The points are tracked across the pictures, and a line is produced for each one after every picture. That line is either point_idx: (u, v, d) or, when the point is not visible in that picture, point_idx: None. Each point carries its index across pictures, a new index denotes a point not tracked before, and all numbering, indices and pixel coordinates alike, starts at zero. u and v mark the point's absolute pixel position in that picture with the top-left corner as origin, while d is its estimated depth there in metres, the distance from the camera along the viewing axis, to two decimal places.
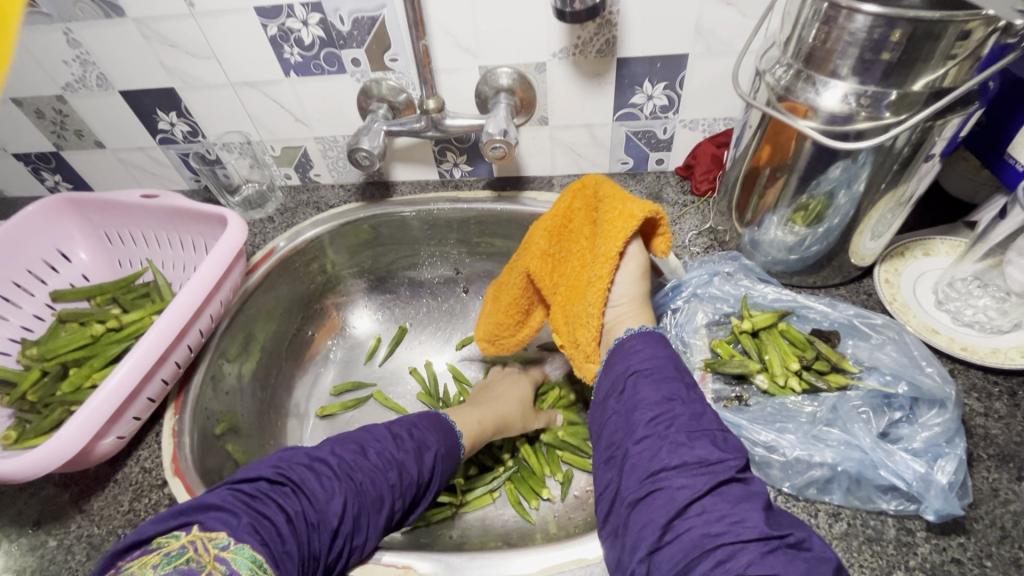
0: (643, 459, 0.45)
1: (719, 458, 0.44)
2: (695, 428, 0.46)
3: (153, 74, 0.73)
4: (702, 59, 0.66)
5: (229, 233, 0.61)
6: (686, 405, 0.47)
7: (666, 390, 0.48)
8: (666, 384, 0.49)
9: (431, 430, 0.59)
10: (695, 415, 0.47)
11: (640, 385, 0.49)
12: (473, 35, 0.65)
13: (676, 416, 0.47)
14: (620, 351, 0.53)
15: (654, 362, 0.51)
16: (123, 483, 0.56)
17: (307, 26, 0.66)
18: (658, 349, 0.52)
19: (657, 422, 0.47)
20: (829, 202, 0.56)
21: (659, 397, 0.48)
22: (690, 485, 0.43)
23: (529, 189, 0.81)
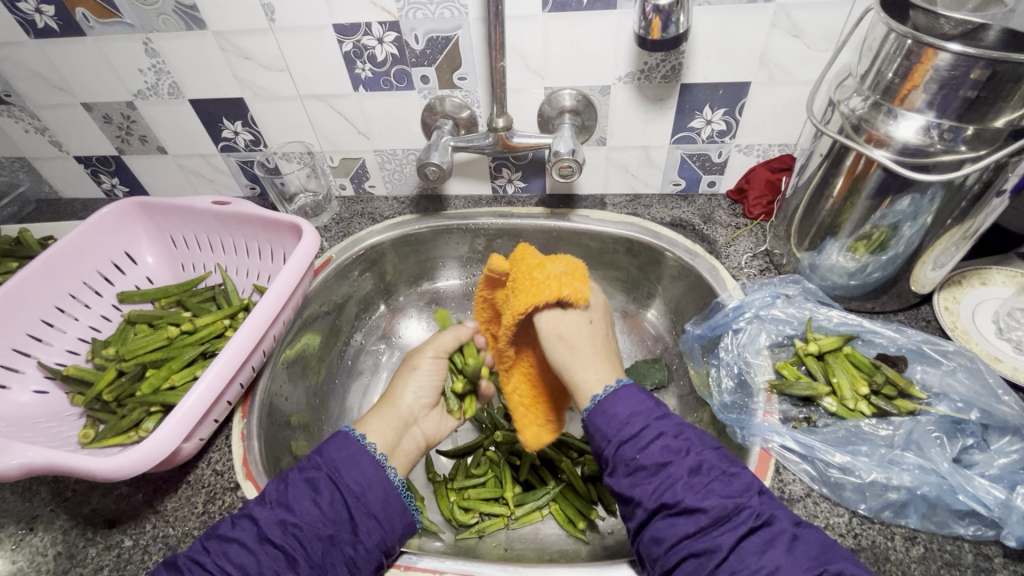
0: (664, 530, 0.44)
1: (735, 508, 0.43)
2: (700, 485, 0.44)
3: (225, 84, 0.75)
4: (764, 88, 0.68)
5: (304, 243, 0.63)
6: (682, 463, 0.45)
7: (661, 451, 0.46)
8: (652, 446, 0.47)
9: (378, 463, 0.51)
10: (696, 467, 0.45)
11: (630, 457, 0.47)
12: (543, 58, 0.68)
13: (676, 478, 0.45)
14: (595, 424, 0.50)
15: (633, 425, 0.48)
16: (196, 485, 0.56)
17: (382, 43, 0.68)
18: (629, 407, 0.49)
19: (665, 493, 0.44)
20: (894, 233, 0.57)
21: (655, 464, 0.46)
22: (715, 547, 0.42)
23: (581, 207, 0.83)
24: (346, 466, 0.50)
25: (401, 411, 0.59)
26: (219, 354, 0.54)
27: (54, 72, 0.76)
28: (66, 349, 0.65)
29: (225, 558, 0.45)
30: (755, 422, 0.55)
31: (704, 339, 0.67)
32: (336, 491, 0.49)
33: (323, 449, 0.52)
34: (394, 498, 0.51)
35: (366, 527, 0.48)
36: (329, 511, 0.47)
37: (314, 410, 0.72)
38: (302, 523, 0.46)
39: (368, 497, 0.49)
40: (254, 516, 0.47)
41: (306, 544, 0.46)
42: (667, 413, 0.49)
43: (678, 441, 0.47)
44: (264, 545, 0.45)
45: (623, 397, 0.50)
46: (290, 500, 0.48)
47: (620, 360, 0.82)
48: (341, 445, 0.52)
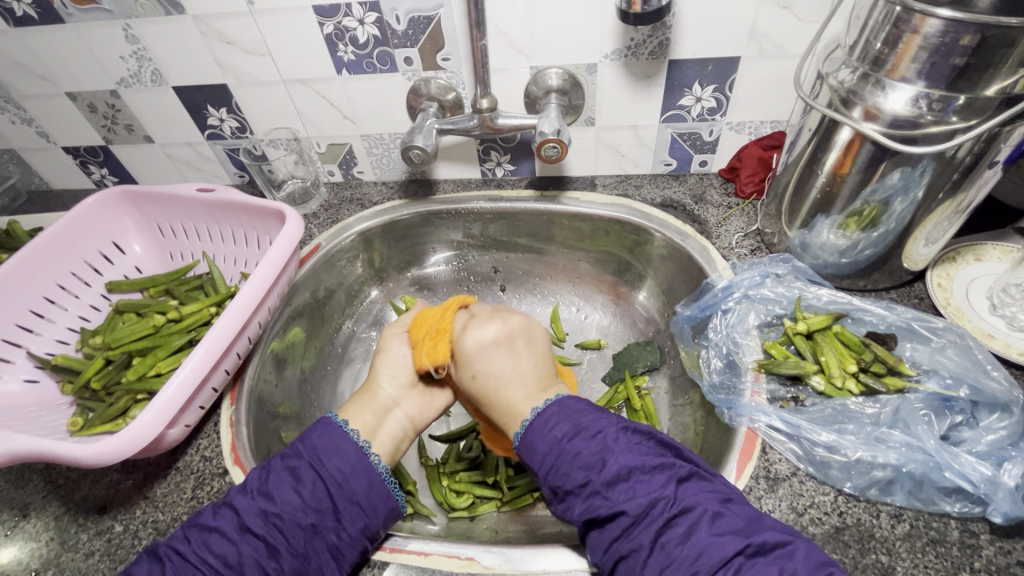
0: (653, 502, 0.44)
1: (650, 505, 0.42)
2: (619, 495, 0.44)
3: (207, 70, 0.74)
4: (754, 63, 0.66)
5: (287, 229, 0.63)
6: (599, 474, 0.45)
7: (579, 471, 0.46)
8: (569, 467, 0.46)
9: (354, 451, 0.51)
10: (614, 478, 0.44)
11: (555, 479, 0.47)
12: (527, 36, 0.66)
13: (596, 493, 0.45)
14: (526, 449, 0.50)
15: (549, 454, 0.48)
16: (185, 471, 0.57)
17: (363, 25, 0.67)
18: (545, 437, 0.48)
19: (589, 509, 0.44)
20: (884, 209, 0.56)
21: (577, 485, 0.45)
22: (638, 546, 0.42)
23: (571, 189, 0.82)
24: (327, 454, 0.51)
25: (378, 398, 0.58)
26: (202, 342, 0.54)
27: (36, 61, 0.75)
28: (55, 338, 0.65)
29: (206, 548, 0.45)
30: (742, 401, 0.54)
31: (694, 321, 0.67)
32: (317, 480, 0.49)
33: (306, 437, 0.52)
34: (377, 484, 0.51)
35: (348, 514, 0.48)
36: (310, 500, 0.48)
37: (305, 396, 0.72)
38: (283, 513, 0.47)
39: (350, 484, 0.50)
40: (234, 505, 0.47)
41: (288, 532, 0.46)
42: (586, 427, 0.48)
43: (594, 455, 0.46)
44: (245, 535, 0.45)
45: (540, 427, 0.49)
46: (271, 489, 0.48)
47: (612, 343, 0.82)
48: (323, 433, 0.52)
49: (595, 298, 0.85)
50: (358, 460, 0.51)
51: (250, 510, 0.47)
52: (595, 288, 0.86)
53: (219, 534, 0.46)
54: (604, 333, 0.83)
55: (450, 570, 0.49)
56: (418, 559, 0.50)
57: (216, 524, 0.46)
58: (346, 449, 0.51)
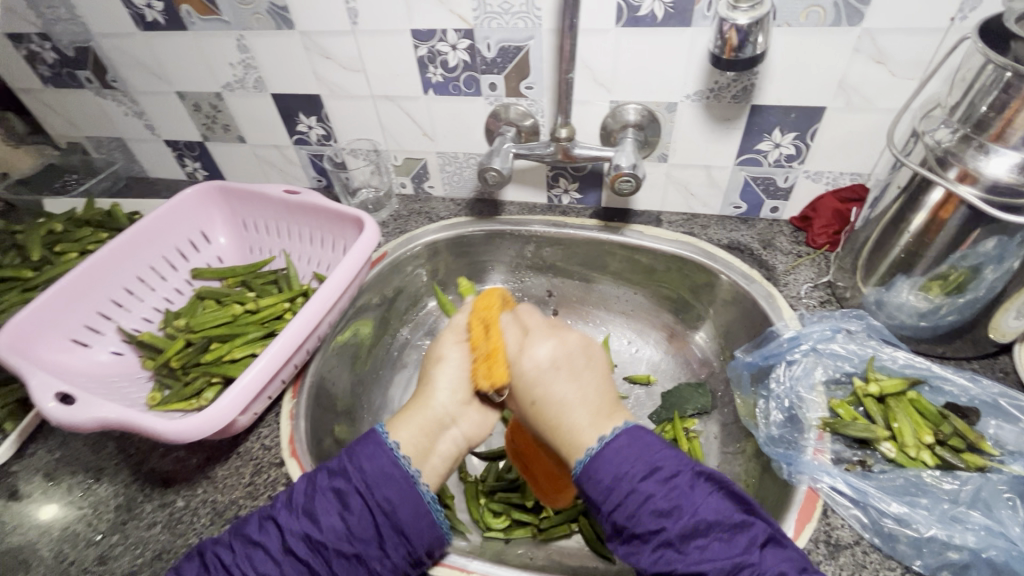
0: None
1: (733, 570, 0.42)
2: (695, 552, 0.43)
3: (305, 81, 0.79)
4: (840, 114, 0.66)
5: (365, 238, 0.66)
6: (678, 525, 0.43)
7: (651, 516, 0.44)
8: (641, 512, 0.44)
9: (400, 483, 0.49)
10: (692, 533, 0.43)
11: (622, 523, 0.45)
12: (611, 71, 0.68)
13: (669, 544, 0.43)
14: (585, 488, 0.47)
15: (617, 489, 0.45)
16: (245, 457, 0.59)
17: (455, 50, 0.70)
18: (613, 468, 0.46)
19: (659, 561, 0.43)
20: (973, 276, 0.54)
21: (648, 531, 0.44)
22: None
23: (635, 222, 0.82)
24: (376, 481, 0.49)
25: (435, 412, 0.54)
26: (278, 338, 0.57)
27: (156, 62, 0.83)
28: (141, 316, 0.70)
29: (251, 562, 0.47)
30: (804, 459, 0.52)
31: (754, 368, 0.65)
32: (365, 508, 0.48)
33: (356, 455, 0.51)
34: (423, 513, 0.49)
35: (392, 542, 0.48)
36: (354, 530, 0.48)
37: (359, 398, 0.74)
38: (327, 541, 0.47)
39: (398, 513, 0.48)
40: (279, 523, 0.48)
41: (331, 561, 0.47)
42: (660, 459, 0.46)
43: (668, 499, 0.44)
44: (288, 557, 0.47)
45: (606, 460, 0.46)
46: (316, 512, 0.48)
47: (661, 380, 0.81)
48: (373, 456, 0.50)
49: (648, 333, 0.85)
50: (403, 491, 0.49)
51: (293, 532, 0.47)
52: (648, 323, 0.85)
53: (259, 550, 0.47)
54: (655, 369, 0.82)
55: None
56: None
57: (259, 539, 0.48)
58: (392, 478, 0.49)
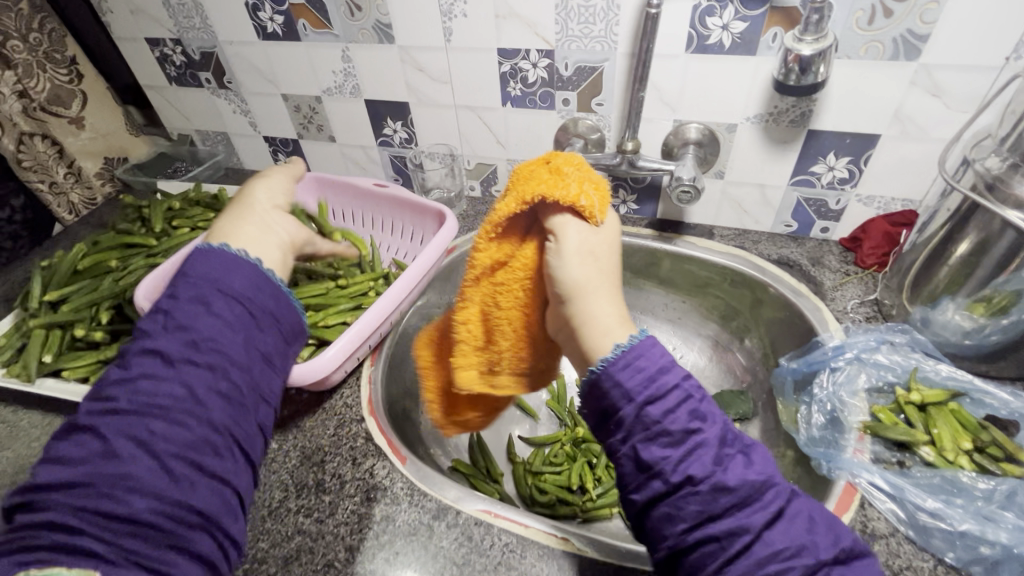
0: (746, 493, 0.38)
1: (764, 487, 0.38)
2: (728, 461, 0.39)
3: (396, 89, 0.89)
4: (895, 142, 0.70)
5: (445, 229, 0.74)
6: (712, 431, 0.40)
7: (687, 416, 0.40)
8: (680, 409, 0.40)
9: (208, 266, 0.48)
10: (722, 448, 0.39)
11: (654, 419, 0.39)
12: (677, 92, 0.74)
13: (704, 446, 0.39)
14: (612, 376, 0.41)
15: (653, 379, 0.40)
16: (330, 411, 0.67)
17: (535, 67, 0.78)
18: (652, 356, 0.41)
19: (690, 468, 0.38)
20: (1017, 299, 0.57)
21: (682, 431, 0.39)
22: (745, 530, 0.37)
23: (688, 234, 0.88)
24: (223, 273, 0.48)
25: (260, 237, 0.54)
26: (371, 308, 0.65)
27: (269, 67, 0.94)
28: None
29: (135, 416, 0.40)
30: (844, 456, 0.56)
31: (798, 374, 0.69)
32: (228, 301, 0.47)
33: (190, 270, 0.48)
34: (264, 284, 0.50)
35: (261, 325, 0.49)
36: (242, 325, 0.46)
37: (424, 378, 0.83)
38: (221, 340, 0.45)
39: (257, 299, 0.49)
40: (155, 348, 0.43)
41: (230, 351, 0.45)
42: (667, 385, 0.40)
43: (699, 408, 0.41)
44: (178, 366, 0.43)
45: (648, 347, 0.42)
46: (192, 320, 0.44)
47: (705, 385, 0.85)
48: (206, 262, 0.48)
49: (694, 339, 0.89)
50: (233, 276, 0.48)
51: (170, 345, 0.43)
52: (695, 330, 0.90)
53: (145, 380, 0.42)
54: (699, 374, 0.86)
55: (546, 543, 0.53)
56: (518, 528, 0.55)
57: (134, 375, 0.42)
58: (232, 270, 0.48)
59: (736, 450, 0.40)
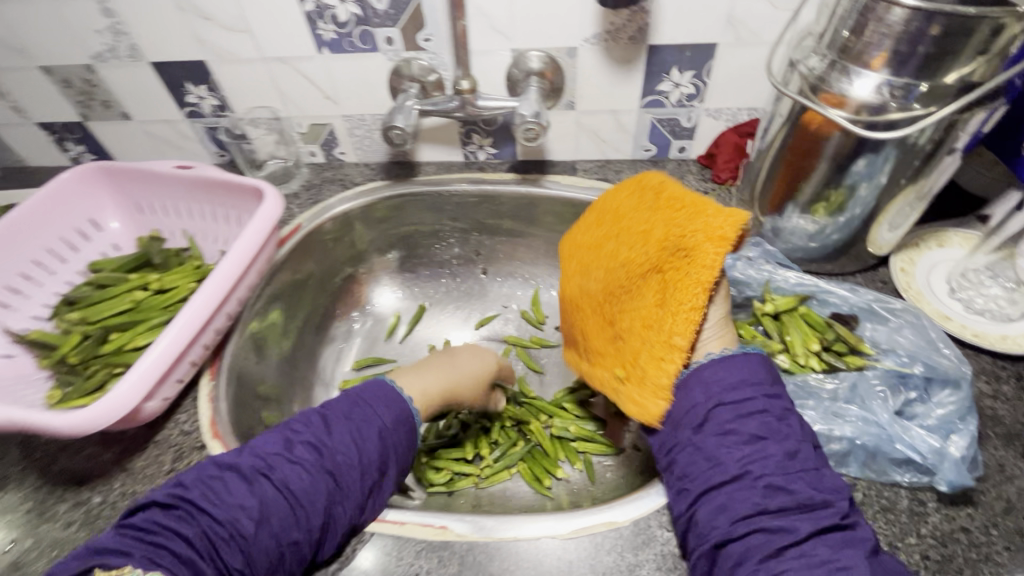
0: (744, 499, 0.43)
1: (823, 502, 0.42)
2: (787, 468, 0.44)
3: (186, 45, 0.73)
4: (732, 49, 0.67)
5: (266, 207, 0.63)
6: (779, 444, 0.45)
7: (760, 427, 0.46)
8: (722, 423, 0.47)
9: (381, 404, 0.53)
10: (793, 453, 0.45)
11: (723, 420, 0.47)
12: (508, 18, 0.67)
13: (772, 456, 0.44)
14: (693, 382, 0.50)
15: (716, 399, 0.48)
16: (164, 445, 0.57)
17: (343, 2, 0.67)
18: (729, 373, 0.49)
19: (747, 461, 0.44)
20: (851, 194, 0.57)
21: (750, 436, 0.45)
22: (792, 530, 0.41)
23: (552, 173, 0.83)
24: (361, 429, 0.50)
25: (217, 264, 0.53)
26: (178, 316, 0.54)
27: (9, 33, 0.74)
28: (30, 314, 0.65)
29: (213, 495, 0.44)
30: None
31: None
32: (318, 450, 0.48)
33: (368, 404, 0.53)
34: (390, 431, 0.52)
35: (355, 482, 0.48)
36: (320, 474, 0.47)
37: (286, 380, 0.73)
38: (282, 484, 0.45)
39: (367, 443, 0.50)
40: (239, 468, 0.46)
41: (303, 504, 0.45)
42: (742, 398, 0.48)
43: (779, 424, 0.46)
44: (254, 502, 0.44)
45: (735, 364, 0.49)
46: (267, 453, 0.47)
47: None
48: (367, 418, 0.52)
49: None
50: (388, 417, 0.53)
51: (248, 467, 0.46)
52: None
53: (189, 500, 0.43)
54: None
55: (422, 538, 0.50)
56: (395, 528, 0.50)
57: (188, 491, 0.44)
58: (393, 403, 0.54)
59: (809, 466, 0.45)
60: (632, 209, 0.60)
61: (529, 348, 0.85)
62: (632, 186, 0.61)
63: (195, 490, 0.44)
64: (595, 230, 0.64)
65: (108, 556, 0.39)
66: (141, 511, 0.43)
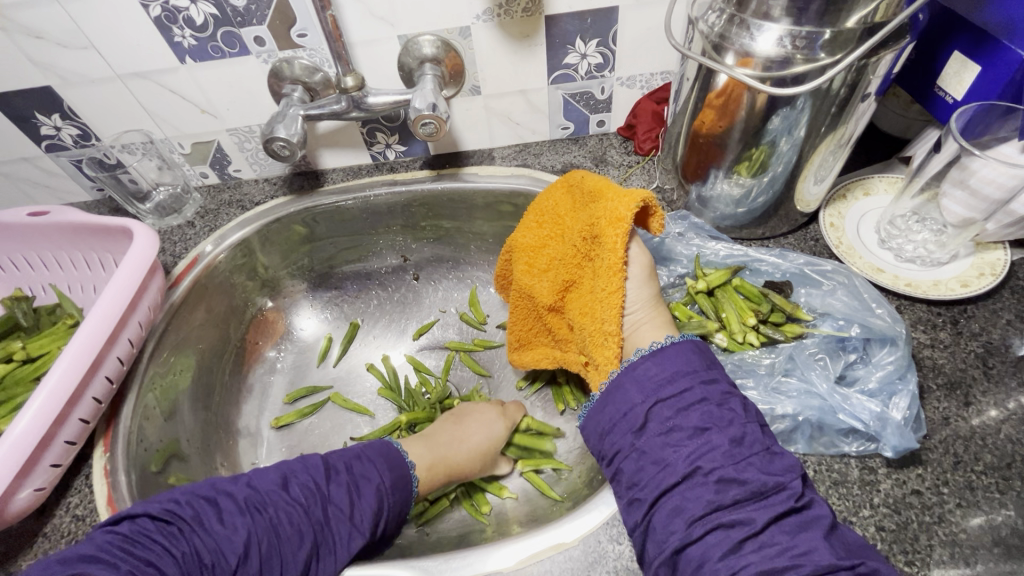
0: (693, 499, 0.39)
1: (776, 486, 0.38)
2: (737, 457, 0.40)
3: (21, 71, 0.63)
4: (634, 11, 0.63)
5: (137, 247, 0.55)
6: (723, 431, 0.41)
7: (701, 417, 0.42)
8: (666, 420, 0.42)
9: (380, 462, 0.53)
10: (740, 439, 0.40)
11: (665, 417, 0.42)
12: (386, 2, 0.60)
13: (719, 447, 0.40)
14: (628, 382, 0.45)
15: (656, 392, 0.44)
16: (54, 536, 0.50)
17: (195, 3, 0.58)
18: (662, 366, 0.45)
19: (697, 457, 0.40)
20: (772, 150, 0.53)
21: (693, 429, 0.41)
22: (748, 520, 0.37)
23: (469, 164, 0.77)
24: (360, 485, 0.50)
25: None
26: (37, 392, 0.47)
27: None
28: None
29: (203, 523, 0.44)
30: None
31: None
32: (312, 498, 0.48)
33: (365, 458, 0.53)
34: (390, 489, 0.51)
35: (340, 537, 0.47)
36: (306, 526, 0.46)
37: (207, 427, 0.67)
38: (256, 531, 0.44)
39: (363, 501, 0.50)
40: (218, 504, 0.45)
41: (276, 553, 0.44)
42: (679, 389, 0.43)
43: (722, 410, 0.42)
44: (233, 539, 0.43)
45: (668, 356, 0.45)
46: (257, 495, 0.47)
47: None
48: (366, 470, 0.52)
49: None
50: (392, 469, 0.53)
51: (231, 507, 0.45)
52: None
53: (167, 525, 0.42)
54: None
55: None
56: None
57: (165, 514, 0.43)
58: (393, 460, 0.54)
59: (758, 449, 0.40)
60: (569, 210, 0.56)
61: (474, 351, 0.78)
62: (559, 187, 0.58)
63: (190, 509, 0.44)
64: (533, 231, 0.58)
65: (90, 564, 0.38)
66: (128, 521, 0.42)
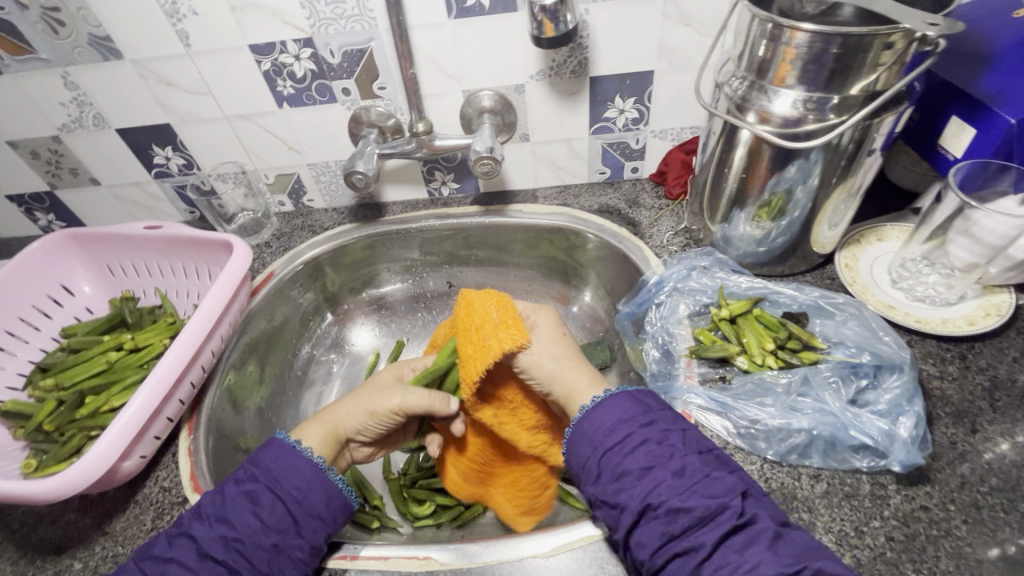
0: (650, 533, 0.44)
1: (719, 508, 0.43)
2: (681, 486, 0.44)
3: (150, 110, 0.76)
4: (668, 75, 0.72)
5: (235, 258, 0.65)
6: (665, 466, 0.46)
7: (645, 456, 0.47)
8: (619, 463, 0.47)
9: (287, 452, 0.53)
10: (681, 470, 0.45)
11: (615, 463, 0.48)
12: (456, 63, 0.71)
13: (662, 481, 0.45)
14: (583, 431, 0.50)
15: (606, 439, 0.49)
16: (144, 503, 0.57)
17: (299, 60, 0.70)
18: (607, 415, 0.50)
19: (648, 496, 0.45)
20: (789, 197, 0.61)
21: (638, 468, 0.46)
22: (699, 545, 0.42)
23: (515, 202, 0.86)
24: (284, 475, 0.52)
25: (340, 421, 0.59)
26: (150, 373, 0.55)
27: None
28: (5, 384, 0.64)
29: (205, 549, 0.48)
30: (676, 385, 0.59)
31: (634, 317, 0.71)
32: (275, 500, 0.51)
33: (259, 459, 0.53)
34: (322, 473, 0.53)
35: (312, 525, 0.51)
36: (274, 526, 0.49)
37: (268, 424, 0.74)
38: (243, 539, 0.48)
39: (311, 495, 0.52)
40: (192, 532, 0.48)
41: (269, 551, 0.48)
42: (623, 434, 0.48)
43: (663, 447, 0.47)
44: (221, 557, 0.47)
45: (603, 409, 0.50)
46: (226, 514, 0.49)
47: None
48: (279, 459, 0.53)
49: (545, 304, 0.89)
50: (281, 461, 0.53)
51: (207, 538, 0.48)
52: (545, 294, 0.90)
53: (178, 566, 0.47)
54: None
55: (410, 569, 0.51)
56: (378, 563, 0.52)
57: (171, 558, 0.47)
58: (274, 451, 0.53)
59: (699, 475, 0.45)
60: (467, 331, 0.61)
61: None
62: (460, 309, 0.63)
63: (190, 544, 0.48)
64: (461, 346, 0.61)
65: None
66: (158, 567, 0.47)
